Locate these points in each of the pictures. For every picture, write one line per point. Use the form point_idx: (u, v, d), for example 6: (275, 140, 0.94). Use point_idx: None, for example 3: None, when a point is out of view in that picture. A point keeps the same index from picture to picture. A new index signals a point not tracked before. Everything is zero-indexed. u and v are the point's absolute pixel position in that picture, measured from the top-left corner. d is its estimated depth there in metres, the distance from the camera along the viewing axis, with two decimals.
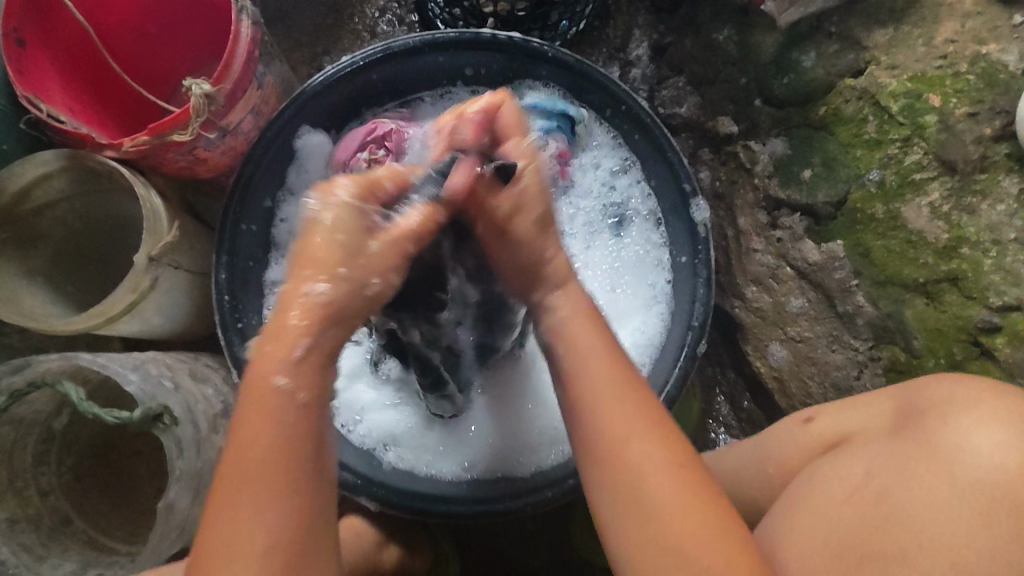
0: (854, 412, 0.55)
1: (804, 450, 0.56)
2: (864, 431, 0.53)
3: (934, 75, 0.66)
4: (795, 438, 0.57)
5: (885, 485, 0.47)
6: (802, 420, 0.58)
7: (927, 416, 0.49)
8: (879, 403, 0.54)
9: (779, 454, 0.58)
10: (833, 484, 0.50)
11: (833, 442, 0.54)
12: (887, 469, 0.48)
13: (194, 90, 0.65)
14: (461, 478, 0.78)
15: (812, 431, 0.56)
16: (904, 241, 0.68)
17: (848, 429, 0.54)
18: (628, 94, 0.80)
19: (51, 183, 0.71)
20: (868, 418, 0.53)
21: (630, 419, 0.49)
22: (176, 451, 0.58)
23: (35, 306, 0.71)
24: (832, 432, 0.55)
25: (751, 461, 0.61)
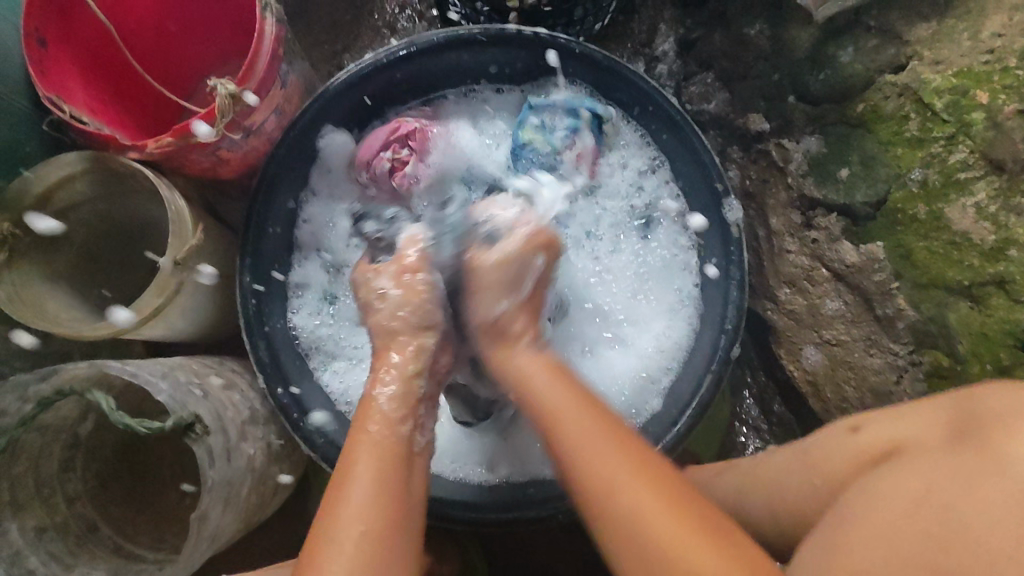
0: (908, 419, 0.52)
1: (850, 459, 0.53)
2: (921, 442, 0.49)
3: (981, 71, 0.63)
4: (842, 446, 0.55)
5: (944, 497, 0.43)
6: (849, 429, 0.56)
7: (989, 425, 0.45)
8: (929, 412, 0.51)
9: (825, 465, 0.56)
10: (887, 503, 0.46)
11: (886, 450, 0.51)
12: (949, 483, 0.44)
13: (219, 90, 0.64)
14: (490, 480, 0.77)
15: (860, 440, 0.54)
16: (948, 243, 0.66)
17: (899, 438, 0.51)
18: (656, 91, 0.78)
19: (73, 185, 0.70)
20: (922, 426, 0.50)
21: (613, 461, 0.50)
22: (209, 461, 0.57)
23: (58, 311, 0.70)
24: (883, 441, 0.52)
25: (801, 475, 0.58)
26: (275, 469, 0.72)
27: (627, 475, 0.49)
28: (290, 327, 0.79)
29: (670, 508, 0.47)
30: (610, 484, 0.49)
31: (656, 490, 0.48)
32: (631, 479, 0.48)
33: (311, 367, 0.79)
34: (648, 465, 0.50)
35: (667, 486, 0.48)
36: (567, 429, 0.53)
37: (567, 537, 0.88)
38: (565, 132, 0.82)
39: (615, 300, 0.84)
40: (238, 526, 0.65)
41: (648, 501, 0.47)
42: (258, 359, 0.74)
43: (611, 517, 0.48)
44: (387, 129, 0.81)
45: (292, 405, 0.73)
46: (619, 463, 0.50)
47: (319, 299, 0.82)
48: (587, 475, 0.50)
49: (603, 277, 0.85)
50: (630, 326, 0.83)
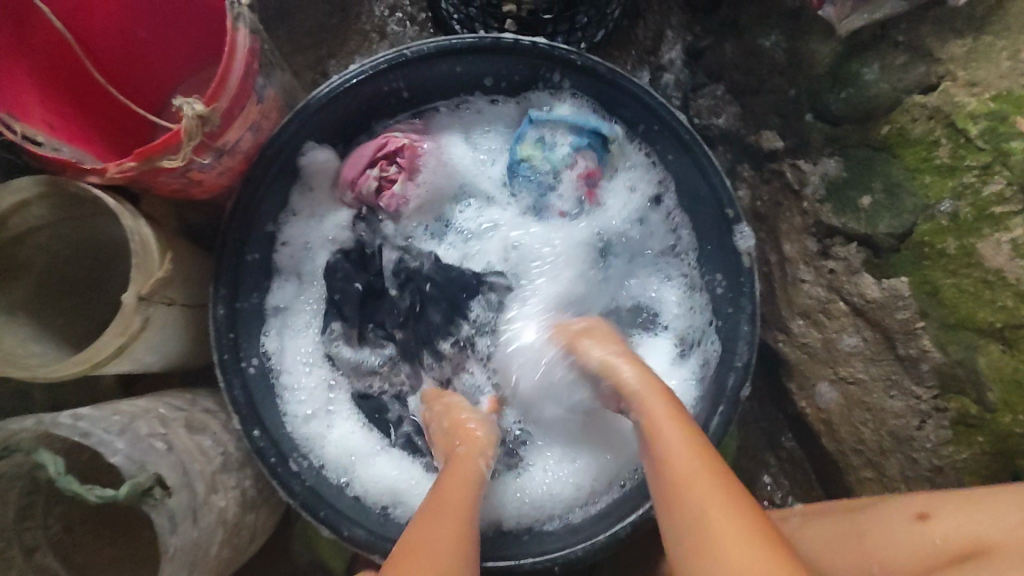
0: (993, 515, 0.50)
1: (922, 553, 0.51)
2: (1010, 545, 0.47)
3: (1022, 95, 0.57)
4: (908, 537, 0.53)
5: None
6: (915, 517, 0.54)
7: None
8: (1020, 507, 0.49)
9: (883, 553, 0.53)
10: None
11: (965, 550, 0.49)
12: None
13: (185, 110, 0.58)
14: (484, 531, 0.70)
15: (933, 533, 0.51)
16: (979, 281, 0.61)
17: (984, 538, 0.49)
18: (664, 109, 0.73)
19: (30, 210, 0.64)
20: (1011, 527, 0.48)
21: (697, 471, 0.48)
22: (170, 527, 0.52)
23: (15, 345, 0.65)
24: (959, 539, 0.50)
25: (848, 556, 0.55)
26: (251, 518, 0.67)
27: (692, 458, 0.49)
28: (264, 355, 0.74)
29: (739, 504, 0.45)
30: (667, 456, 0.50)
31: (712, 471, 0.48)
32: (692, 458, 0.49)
33: (282, 399, 0.73)
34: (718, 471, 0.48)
35: (727, 481, 0.47)
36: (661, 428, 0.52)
37: None
38: (568, 149, 0.76)
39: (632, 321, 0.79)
40: None
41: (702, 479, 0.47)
42: (231, 398, 0.69)
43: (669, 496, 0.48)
44: (374, 145, 0.75)
45: (270, 449, 0.68)
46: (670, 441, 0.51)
47: (296, 325, 0.77)
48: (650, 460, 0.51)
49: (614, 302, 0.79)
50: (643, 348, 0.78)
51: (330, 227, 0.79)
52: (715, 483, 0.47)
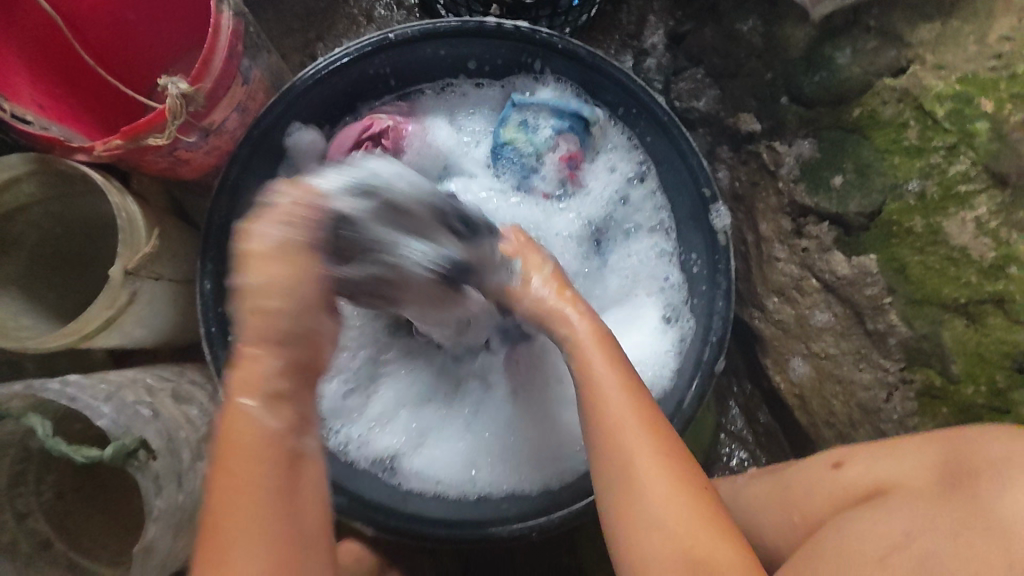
0: (895, 461, 0.51)
1: (834, 498, 0.53)
2: (907, 486, 0.48)
3: (986, 78, 0.59)
4: (824, 485, 0.54)
5: (926, 550, 0.43)
6: (831, 464, 0.55)
7: (987, 476, 0.45)
8: (916, 453, 0.50)
9: (807, 503, 0.55)
10: (867, 542, 0.46)
11: (868, 491, 0.51)
12: (934, 537, 0.43)
13: (170, 90, 0.59)
14: (467, 494, 0.74)
15: (842, 479, 0.53)
16: (945, 258, 0.62)
17: (885, 480, 0.50)
18: (644, 92, 0.74)
19: (19, 187, 0.66)
20: (911, 470, 0.49)
21: (640, 440, 0.52)
22: (155, 490, 0.53)
23: (7, 319, 0.66)
24: (866, 482, 0.51)
25: (776, 505, 0.58)
26: None
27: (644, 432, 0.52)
28: None
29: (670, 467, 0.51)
30: (620, 433, 0.53)
31: (662, 448, 0.52)
32: (645, 435, 0.52)
33: None
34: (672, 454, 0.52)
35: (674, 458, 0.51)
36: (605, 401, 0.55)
37: (548, 547, 0.86)
38: (550, 132, 0.78)
39: (603, 294, 0.82)
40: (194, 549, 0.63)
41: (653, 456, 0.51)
42: (218, 370, 0.70)
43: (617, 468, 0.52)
44: (359, 127, 0.77)
45: None
46: (621, 413, 0.54)
47: None
48: (600, 426, 0.54)
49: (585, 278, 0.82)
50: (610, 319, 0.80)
51: None
52: (670, 465, 0.51)
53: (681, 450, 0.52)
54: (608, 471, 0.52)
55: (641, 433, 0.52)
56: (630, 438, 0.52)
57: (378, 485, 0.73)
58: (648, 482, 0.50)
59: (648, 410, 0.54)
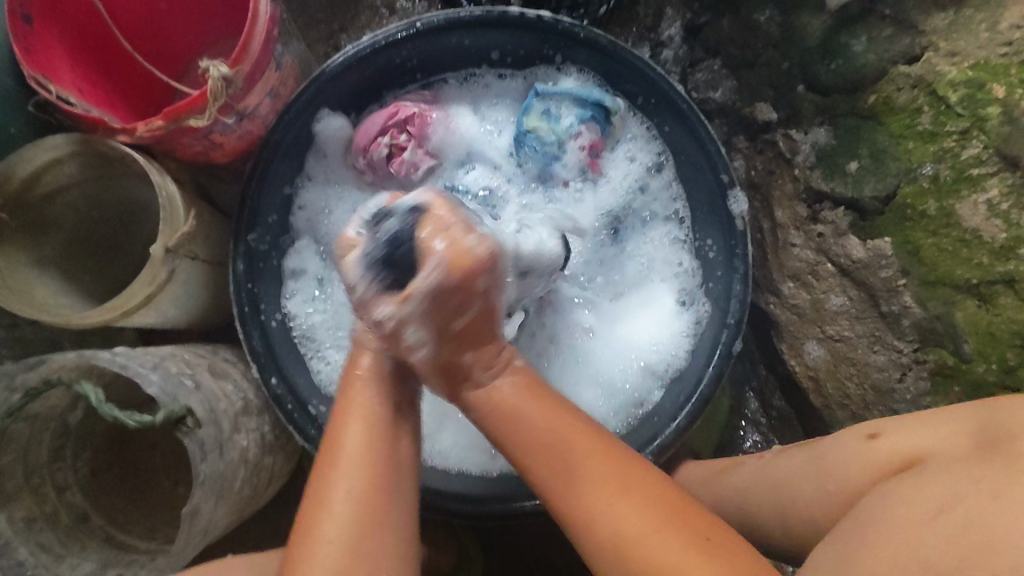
0: (929, 430, 0.53)
1: (871, 467, 0.55)
2: (946, 451, 0.51)
3: (998, 63, 0.61)
4: (859, 455, 0.56)
5: (974, 506, 0.45)
6: (868, 436, 0.57)
7: (1022, 438, 0.47)
8: (950, 423, 0.53)
9: (842, 474, 0.57)
10: (916, 503, 0.48)
11: (907, 461, 0.53)
12: (978, 493, 0.46)
13: (211, 73, 0.62)
14: (490, 472, 0.75)
15: (883, 449, 0.55)
16: (957, 240, 0.65)
17: (924, 448, 0.53)
18: (664, 80, 0.76)
19: (60, 168, 0.68)
20: (947, 438, 0.52)
21: (569, 446, 0.52)
22: (200, 455, 0.57)
23: (47, 297, 0.68)
24: (906, 451, 0.53)
25: (812, 477, 0.60)
26: (269, 460, 0.72)
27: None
28: (283, 313, 0.77)
29: (602, 479, 0.51)
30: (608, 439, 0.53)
31: (656, 437, 0.52)
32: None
33: (304, 355, 0.77)
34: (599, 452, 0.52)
35: (618, 469, 0.51)
36: (521, 411, 0.55)
37: (563, 526, 0.88)
38: (573, 120, 0.79)
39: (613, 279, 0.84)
40: (230, 519, 0.65)
41: (660, 447, 0.51)
42: (251, 348, 0.73)
43: (612, 470, 0.51)
44: (385, 114, 0.79)
45: (287, 396, 0.72)
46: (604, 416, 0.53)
47: (313, 285, 0.80)
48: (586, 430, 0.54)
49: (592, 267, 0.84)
50: (620, 305, 0.82)
51: (344, 194, 0.82)
52: (641, 495, 0.49)
53: (647, 473, 0.51)
54: (545, 473, 0.53)
55: (638, 428, 0.52)
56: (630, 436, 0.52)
57: None
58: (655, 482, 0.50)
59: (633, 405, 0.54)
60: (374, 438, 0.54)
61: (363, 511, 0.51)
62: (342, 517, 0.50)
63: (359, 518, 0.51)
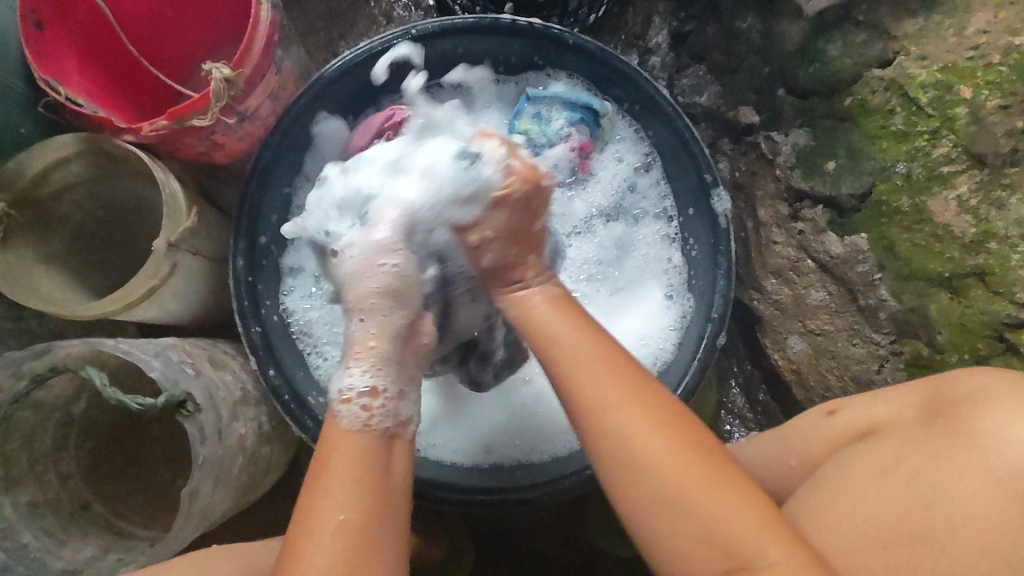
0: (883, 403, 0.56)
1: (830, 439, 0.58)
2: (894, 422, 0.54)
3: (965, 66, 0.64)
4: (819, 430, 0.59)
5: (913, 471, 0.50)
6: (826, 412, 0.60)
7: (959, 405, 0.51)
8: (904, 395, 0.56)
9: (803, 447, 0.60)
10: (866, 470, 0.52)
11: (861, 431, 0.56)
12: (919, 457, 0.50)
13: (213, 75, 0.65)
14: (480, 463, 0.77)
15: (838, 422, 0.58)
16: (930, 235, 0.67)
17: (874, 420, 0.56)
18: (649, 84, 0.79)
19: (68, 166, 0.70)
20: (896, 409, 0.55)
21: (615, 395, 0.50)
22: (200, 438, 0.61)
23: (54, 291, 0.71)
24: (859, 422, 0.57)
25: (772, 450, 0.63)
26: (266, 449, 0.75)
27: (625, 398, 0.50)
28: (283, 309, 0.79)
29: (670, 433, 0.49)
30: (604, 414, 0.50)
31: (657, 422, 0.49)
32: (625, 402, 0.50)
33: (303, 350, 0.79)
34: (667, 420, 0.49)
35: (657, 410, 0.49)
36: (582, 374, 0.52)
37: (553, 518, 0.91)
38: (564, 123, 0.82)
39: (588, 263, 0.86)
40: (228, 505, 0.68)
41: (667, 439, 0.48)
42: (249, 340, 0.75)
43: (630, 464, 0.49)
44: (382, 116, 0.80)
45: (283, 387, 0.74)
46: (625, 427, 0.49)
47: (312, 282, 0.81)
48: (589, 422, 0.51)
49: (568, 244, 0.87)
50: (612, 295, 0.85)
51: None
52: (672, 437, 0.48)
53: (671, 417, 0.50)
54: (597, 436, 0.50)
55: (624, 407, 0.50)
56: (631, 423, 0.49)
57: None
58: (669, 469, 0.47)
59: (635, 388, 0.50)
60: (360, 475, 0.50)
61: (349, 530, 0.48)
62: (327, 533, 0.47)
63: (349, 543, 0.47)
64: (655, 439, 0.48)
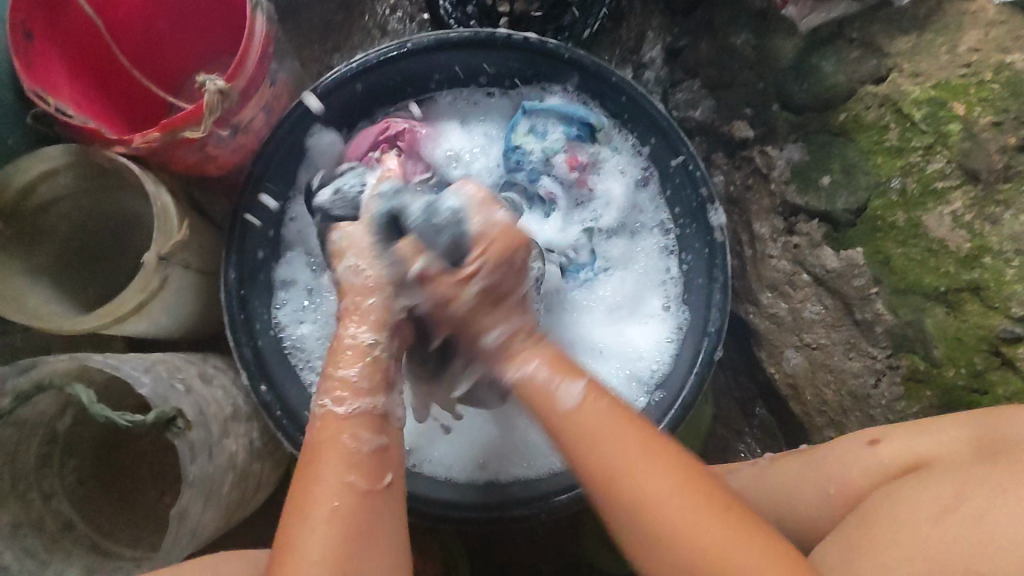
0: (931, 437, 0.57)
1: (877, 472, 0.58)
2: (948, 457, 0.54)
3: (958, 83, 0.65)
4: (861, 459, 0.59)
5: (977, 504, 0.48)
6: (868, 441, 0.60)
7: (1018, 439, 0.51)
8: (950, 429, 0.56)
9: (844, 478, 0.60)
10: (919, 505, 0.51)
11: (912, 466, 0.56)
12: (980, 490, 0.49)
13: (207, 87, 0.64)
14: (476, 481, 0.76)
15: (883, 453, 0.58)
16: (925, 250, 0.68)
17: (926, 455, 0.56)
18: (644, 98, 0.79)
19: (56, 178, 0.69)
20: (946, 444, 0.55)
21: (612, 449, 0.50)
22: (191, 456, 0.60)
23: (40, 304, 0.68)
24: (908, 457, 0.57)
25: (811, 480, 0.63)
26: (257, 466, 0.73)
27: (637, 454, 0.49)
28: (274, 325, 0.78)
29: (691, 491, 0.47)
30: (615, 480, 0.49)
31: (677, 473, 0.48)
32: (640, 458, 0.49)
33: (299, 367, 0.77)
34: (678, 462, 0.49)
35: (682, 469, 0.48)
36: (590, 434, 0.51)
37: (547, 534, 0.90)
38: (559, 136, 0.82)
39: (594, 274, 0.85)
40: (219, 522, 0.67)
41: (699, 517, 0.46)
42: (240, 355, 0.73)
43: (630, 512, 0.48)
44: (376, 129, 0.79)
45: (275, 403, 0.72)
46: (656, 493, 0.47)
47: (303, 297, 0.81)
48: (597, 475, 0.50)
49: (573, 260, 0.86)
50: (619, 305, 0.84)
51: None
52: (690, 486, 0.47)
53: (680, 459, 0.49)
54: (617, 507, 0.48)
55: (648, 465, 0.48)
56: (644, 463, 0.48)
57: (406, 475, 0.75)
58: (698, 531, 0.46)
59: (623, 442, 0.50)
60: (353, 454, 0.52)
61: (343, 516, 0.49)
62: (321, 519, 0.49)
63: (343, 531, 0.49)
64: (660, 477, 0.48)
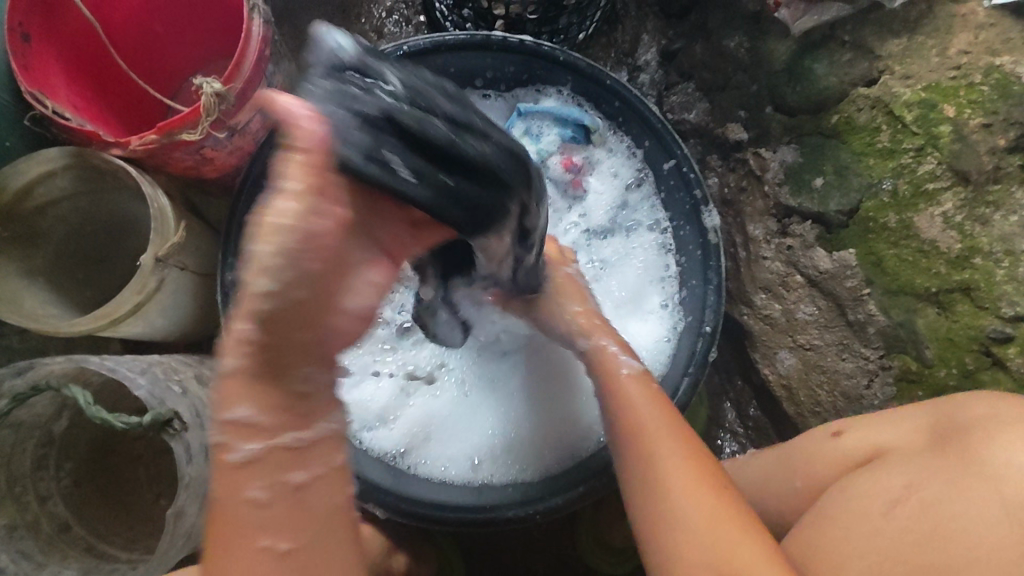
0: (886, 427, 0.57)
1: (835, 462, 0.58)
2: (903, 446, 0.55)
3: (948, 86, 0.66)
4: (824, 452, 0.60)
5: (928, 497, 0.50)
6: (832, 433, 0.61)
7: (969, 430, 0.52)
8: (910, 420, 0.56)
9: (808, 469, 0.61)
10: (874, 495, 0.52)
11: (868, 455, 0.56)
12: (933, 485, 0.50)
13: (204, 90, 0.64)
14: (472, 481, 0.76)
15: (845, 444, 0.59)
16: (916, 251, 0.69)
17: (881, 442, 0.56)
18: (640, 101, 0.80)
19: (54, 180, 0.69)
20: (901, 435, 0.56)
21: (661, 428, 0.57)
22: (186, 458, 0.60)
23: (36, 306, 0.69)
24: (866, 445, 0.57)
25: (779, 475, 0.63)
26: None
27: (673, 442, 0.56)
28: None
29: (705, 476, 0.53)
30: (650, 444, 0.56)
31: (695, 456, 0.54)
32: (676, 443, 0.55)
33: None
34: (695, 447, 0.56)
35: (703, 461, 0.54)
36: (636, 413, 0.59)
37: (545, 537, 0.90)
38: (555, 137, 0.85)
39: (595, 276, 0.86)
40: None
41: (714, 498, 0.51)
42: None
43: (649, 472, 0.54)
44: None
45: None
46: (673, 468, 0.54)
47: None
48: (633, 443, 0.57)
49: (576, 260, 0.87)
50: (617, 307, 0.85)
51: None
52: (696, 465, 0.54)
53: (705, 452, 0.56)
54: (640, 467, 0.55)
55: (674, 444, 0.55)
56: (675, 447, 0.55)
57: (401, 476, 0.75)
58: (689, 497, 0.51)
59: (670, 418, 0.58)
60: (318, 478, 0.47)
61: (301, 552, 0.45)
62: None
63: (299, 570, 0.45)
64: (679, 459, 0.54)
